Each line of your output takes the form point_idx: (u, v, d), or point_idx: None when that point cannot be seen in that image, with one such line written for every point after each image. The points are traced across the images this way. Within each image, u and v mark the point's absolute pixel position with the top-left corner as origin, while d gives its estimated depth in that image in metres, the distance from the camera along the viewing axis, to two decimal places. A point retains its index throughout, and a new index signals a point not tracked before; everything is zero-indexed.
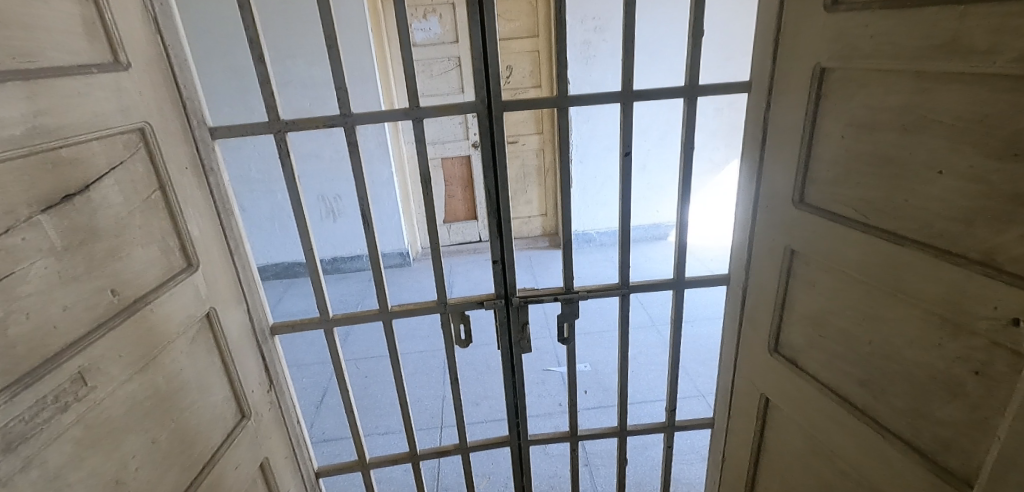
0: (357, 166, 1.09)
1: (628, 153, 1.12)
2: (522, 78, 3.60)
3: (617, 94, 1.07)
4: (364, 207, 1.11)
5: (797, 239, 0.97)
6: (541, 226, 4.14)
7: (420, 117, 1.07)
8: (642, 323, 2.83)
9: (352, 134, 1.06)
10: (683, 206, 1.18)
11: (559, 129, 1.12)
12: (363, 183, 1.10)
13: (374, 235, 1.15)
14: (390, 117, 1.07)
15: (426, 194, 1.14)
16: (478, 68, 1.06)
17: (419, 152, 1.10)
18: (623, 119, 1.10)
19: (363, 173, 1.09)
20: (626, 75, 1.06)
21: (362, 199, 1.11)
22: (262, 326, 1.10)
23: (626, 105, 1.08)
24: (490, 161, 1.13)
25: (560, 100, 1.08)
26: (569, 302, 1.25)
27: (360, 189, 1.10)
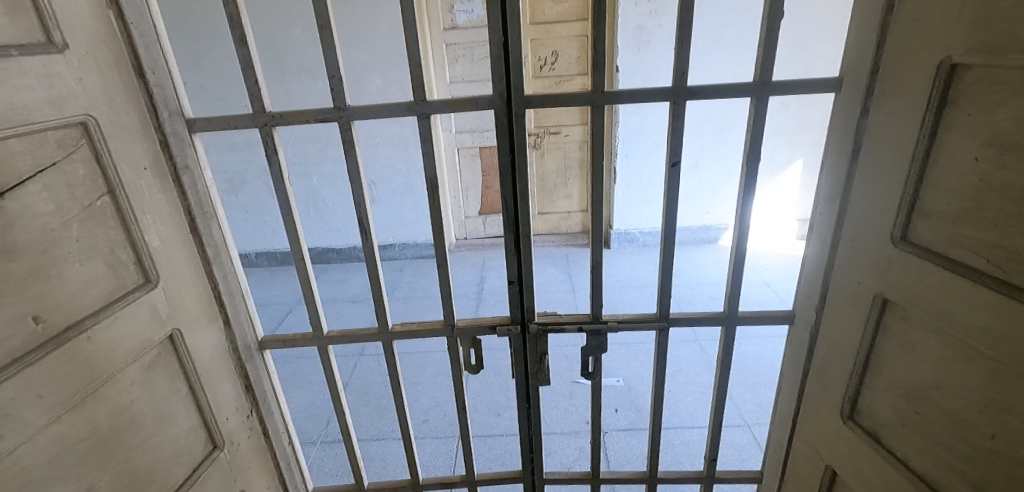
0: (353, 169, 0.93)
1: (676, 164, 0.91)
2: (568, 64, 3.36)
3: (665, 90, 0.86)
4: (361, 215, 0.97)
5: (893, 286, 0.73)
6: (581, 222, 3.92)
7: (427, 112, 0.90)
8: (683, 336, 2.59)
9: (347, 131, 0.91)
10: (742, 228, 0.96)
11: (593, 132, 0.92)
12: (362, 188, 0.95)
13: (373, 248, 0.99)
14: (393, 112, 0.90)
15: (432, 202, 0.98)
16: (496, 55, 0.87)
17: (425, 153, 0.93)
18: (671, 121, 0.89)
19: (361, 176, 0.94)
20: (679, 68, 0.85)
21: (359, 206, 0.96)
22: (247, 343, 0.99)
23: (676, 104, 0.87)
24: (507, 166, 0.95)
25: (595, 97, 0.88)
26: (596, 334, 1.06)
27: (357, 195, 0.95)
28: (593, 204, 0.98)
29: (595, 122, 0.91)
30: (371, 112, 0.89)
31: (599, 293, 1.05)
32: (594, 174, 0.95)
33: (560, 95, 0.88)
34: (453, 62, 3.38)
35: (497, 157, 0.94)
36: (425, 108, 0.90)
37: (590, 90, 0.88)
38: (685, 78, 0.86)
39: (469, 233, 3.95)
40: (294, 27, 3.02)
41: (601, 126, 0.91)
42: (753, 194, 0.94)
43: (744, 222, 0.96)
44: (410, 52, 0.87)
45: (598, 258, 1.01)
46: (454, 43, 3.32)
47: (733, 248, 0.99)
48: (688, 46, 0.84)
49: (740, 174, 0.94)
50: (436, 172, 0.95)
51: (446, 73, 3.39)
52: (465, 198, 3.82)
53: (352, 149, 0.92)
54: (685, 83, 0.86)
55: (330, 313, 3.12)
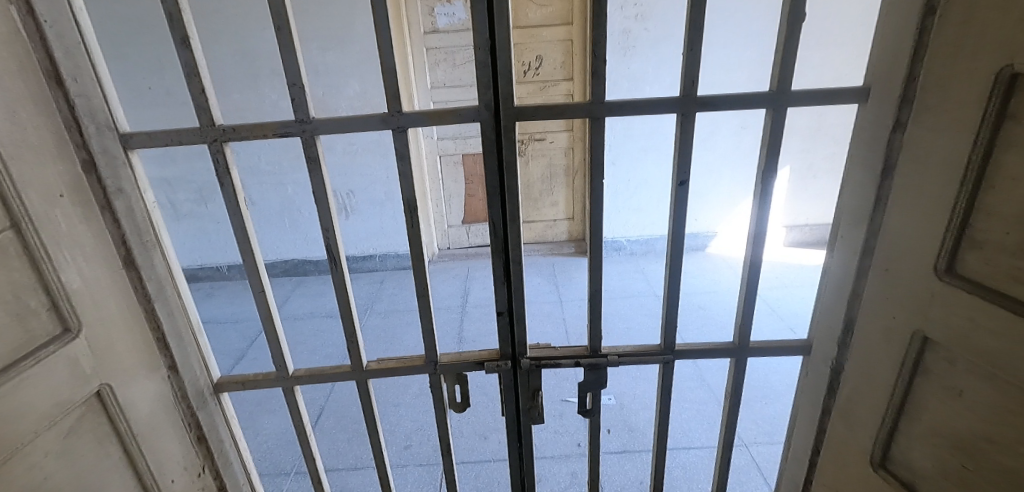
0: (318, 191, 0.82)
1: (684, 182, 0.82)
2: (553, 69, 3.27)
3: (672, 101, 0.77)
4: (329, 241, 0.85)
5: (935, 324, 0.64)
6: (567, 230, 3.83)
7: (403, 125, 0.79)
8: None
9: (311, 147, 0.79)
10: (755, 251, 0.88)
11: (592, 147, 0.82)
12: (331, 211, 0.83)
13: (345, 279, 0.88)
14: (364, 126, 0.79)
15: (412, 227, 0.87)
16: (481, 61, 0.76)
17: (402, 172, 0.82)
18: (678, 135, 0.80)
19: (329, 198, 0.82)
20: (688, 77, 0.76)
21: (326, 231, 0.84)
22: (200, 388, 0.87)
23: (683, 116, 0.78)
24: (495, 186, 0.84)
25: (595, 109, 0.78)
26: (594, 368, 0.96)
27: (324, 219, 0.83)
28: (592, 226, 0.88)
29: (594, 137, 0.81)
30: (340, 126, 0.78)
31: (598, 323, 0.94)
32: (593, 194, 0.85)
33: (555, 106, 0.78)
34: (434, 66, 3.26)
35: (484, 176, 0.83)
36: (401, 121, 0.79)
37: (589, 101, 0.78)
38: (695, 86, 0.76)
39: (452, 242, 3.83)
40: (266, 29, 2.87)
41: (601, 141, 0.81)
42: (767, 214, 0.86)
43: (757, 245, 0.87)
44: (382, 56, 0.76)
45: (596, 285, 0.91)
46: (435, 47, 3.21)
47: (745, 273, 0.91)
48: (698, 52, 0.74)
49: (753, 193, 0.86)
50: (414, 194, 0.84)
51: (427, 78, 3.28)
52: (448, 206, 3.70)
53: (318, 168, 0.80)
54: (695, 93, 0.77)
55: (306, 329, 2.95)
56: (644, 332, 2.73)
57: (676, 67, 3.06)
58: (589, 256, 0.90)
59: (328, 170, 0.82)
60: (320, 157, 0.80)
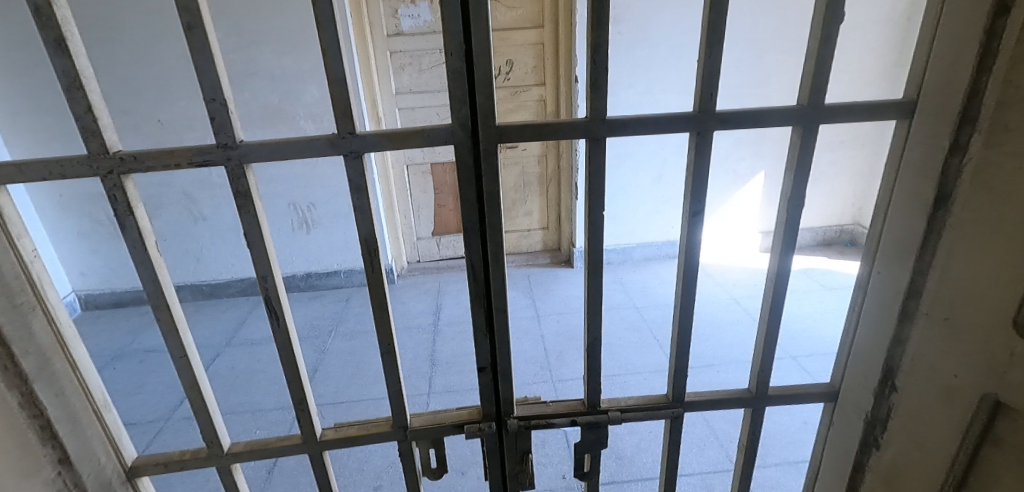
0: (250, 233, 0.64)
1: (696, 213, 0.70)
2: (524, 74, 3.15)
3: (686, 116, 0.64)
4: (268, 292, 0.68)
5: (1011, 388, 0.53)
6: (542, 240, 3.70)
7: (358, 149, 0.63)
8: (659, 367, 2.45)
9: (238, 180, 0.62)
10: (778, 288, 0.76)
11: (590, 173, 0.68)
12: (270, 256, 0.67)
13: (292, 335, 0.72)
14: (308, 151, 0.62)
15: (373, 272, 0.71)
16: (454, 70, 0.62)
17: (359, 206, 0.66)
18: (690, 155, 0.69)
19: (268, 239, 0.66)
20: (707, 88, 0.63)
21: (264, 280, 0.67)
22: (105, 480, 0.71)
23: (699, 135, 0.66)
24: (473, 221, 0.70)
25: (594, 128, 0.65)
26: (593, 427, 0.82)
27: (260, 267, 0.66)
28: (589, 264, 0.75)
29: (592, 159, 0.67)
30: (276, 151, 0.61)
31: (597, 374, 0.81)
32: (592, 228, 0.72)
33: (546, 124, 0.64)
34: (399, 71, 3.08)
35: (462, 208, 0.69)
36: (357, 144, 0.63)
37: (586, 118, 0.64)
38: (713, 99, 0.64)
39: (422, 255, 3.64)
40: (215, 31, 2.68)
41: (601, 164, 0.67)
42: (793, 246, 0.74)
43: (781, 280, 0.76)
44: (328, 63, 0.60)
45: (594, 330, 0.78)
46: (400, 51, 3.04)
47: (763, 310, 0.80)
48: (721, 58, 0.62)
49: (776, 220, 0.75)
50: (375, 233, 0.68)
51: (391, 83, 3.10)
52: (417, 217, 3.51)
53: (251, 204, 0.63)
54: (713, 106, 0.65)
55: (264, 355, 2.69)
56: (626, 347, 2.63)
57: (651, 71, 3.00)
58: (586, 298, 0.77)
59: (263, 206, 0.65)
60: (253, 190, 0.63)
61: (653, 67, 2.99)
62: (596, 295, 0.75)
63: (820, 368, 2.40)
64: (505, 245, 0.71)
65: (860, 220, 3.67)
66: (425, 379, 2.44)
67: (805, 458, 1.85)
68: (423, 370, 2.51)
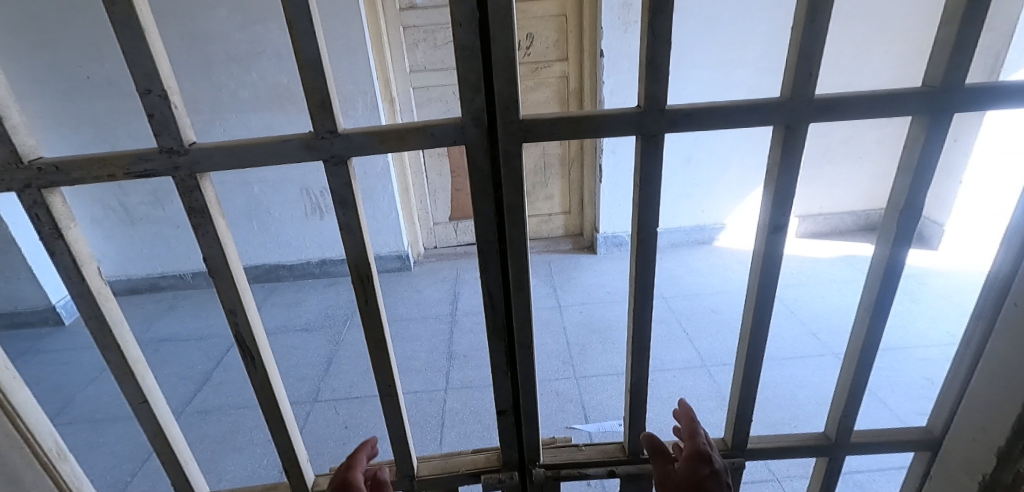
0: (210, 258, 0.53)
1: (780, 228, 0.56)
2: (545, 48, 2.94)
3: (771, 104, 0.50)
4: (239, 328, 0.57)
5: None
6: (563, 225, 3.54)
7: (341, 154, 0.52)
8: (689, 363, 2.31)
9: (191, 194, 0.50)
10: (883, 298, 0.61)
11: (643, 177, 0.55)
12: (239, 283, 0.55)
13: (274, 373, 0.61)
14: (280, 158, 0.51)
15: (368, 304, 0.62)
16: (465, 45, 0.48)
17: (347, 223, 0.56)
18: (771, 152, 0.55)
19: (235, 265, 0.54)
20: (803, 66, 0.48)
21: (232, 315, 0.56)
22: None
23: (788, 129, 0.51)
24: (493, 239, 0.57)
25: (646, 122, 0.52)
26: (636, 479, 0.70)
27: (228, 300, 0.55)
28: (636, 284, 0.62)
29: (644, 164, 0.55)
30: (242, 158, 0.49)
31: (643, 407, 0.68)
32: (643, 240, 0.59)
33: (584, 117, 0.51)
34: (413, 47, 2.92)
35: (480, 218, 0.56)
36: (341, 148, 0.51)
37: (637, 109, 0.52)
38: (811, 81, 0.49)
39: (439, 241, 3.52)
40: (218, 7, 2.53)
41: (657, 169, 0.55)
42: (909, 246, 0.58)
43: (889, 286, 0.60)
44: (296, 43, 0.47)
45: (640, 364, 0.66)
46: (413, 26, 2.86)
47: (856, 324, 0.66)
48: (825, 27, 0.46)
49: (887, 214, 0.59)
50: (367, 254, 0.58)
51: (405, 61, 2.93)
52: (434, 202, 3.39)
53: (211, 223, 0.51)
54: (811, 91, 0.49)
55: (278, 347, 2.62)
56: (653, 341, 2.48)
57: (682, 43, 2.77)
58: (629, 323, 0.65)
59: (225, 228, 0.53)
60: (213, 205, 0.51)
61: (685, 39, 2.76)
62: (642, 322, 0.63)
63: None
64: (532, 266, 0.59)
65: None
66: (442, 374, 2.34)
67: (854, 468, 1.69)
68: (440, 364, 2.41)
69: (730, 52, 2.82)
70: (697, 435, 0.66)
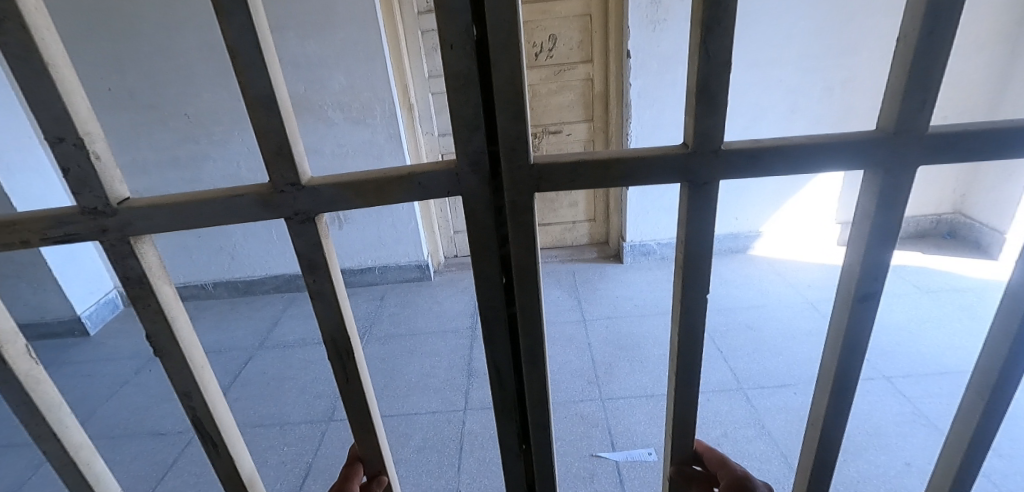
0: (153, 326, 0.61)
1: (870, 296, 0.63)
2: (568, 51, 2.82)
3: (877, 138, 0.54)
4: (194, 410, 0.66)
5: None
6: (588, 233, 3.41)
7: (305, 211, 0.56)
8: (724, 385, 2.15)
9: (124, 260, 0.57)
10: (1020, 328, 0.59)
11: (702, 221, 0.57)
12: (193, 365, 0.65)
13: (235, 449, 0.70)
14: (241, 214, 0.55)
15: (347, 380, 0.68)
16: (460, 74, 0.47)
17: (318, 289, 0.61)
18: (859, 202, 0.60)
19: (183, 340, 0.63)
20: (911, 100, 0.51)
21: (187, 397, 0.66)
22: None
23: (888, 173, 0.55)
24: (496, 276, 0.59)
25: (691, 166, 0.54)
26: None
27: (182, 385, 0.65)
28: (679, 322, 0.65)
29: (695, 211, 0.57)
30: (175, 224, 0.56)
31: (691, 442, 0.76)
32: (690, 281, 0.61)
33: (613, 163, 0.53)
34: (431, 52, 2.83)
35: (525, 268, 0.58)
36: (305, 203, 0.55)
37: (684, 151, 0.53)
38: (921, 117, 0.52)
39: (460, 250, 3.44)
40: None
41: (711, 217, 0.57)
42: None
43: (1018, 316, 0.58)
44: (245, 83, 0.49)
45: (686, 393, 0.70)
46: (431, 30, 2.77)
47: (988, 334, 0.63)
48: (943, 71, 0.50)
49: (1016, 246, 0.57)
50: (344, 324, 0.64)
51: (424, 67, 2.86)
52: (454, 211, 3.30)
53: (153, 296, 0.59)
54: (923, 126, 0.52)
55: (296, 361, 2.57)
56: None
57: None
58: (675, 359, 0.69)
59: (159, 286, 0.60)
60: (148, 271, 0.58)
61: None
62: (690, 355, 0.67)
63: (923, 393, 2.01)
64: (545, 321, 0.61)
65: (961, 208, 3.14)
66: (461, 393, 2.24)
67: None
68: (458, 382, 2.31)
69: (766, 51, 2.65)
70: (731, 467, 0.76)
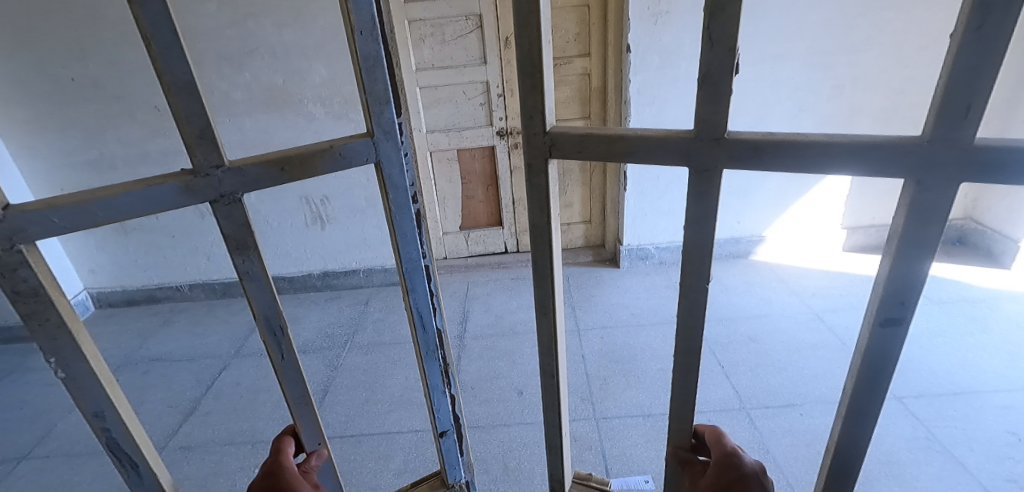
0: (53, 342, 0.58)
1: (897, 321, 0.54)
2: (565, 43, 2.66)
3: (905, 144, 0.45)
4: (108, 431, 0.64)
5: None
6: (583, 235, 3.26)
7: (230, 192, 0.58)
8: (726, 404, 2.03)
9: (14, 271, 0.53)
10: None
11: (700, 209, 0.55)
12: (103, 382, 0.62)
13: (157, 469, 0.69)
14: (159, 202, 0.56)
15: (284, 359, 0.71)
16: (368, 56, 0.58)
17: (248, 269, 0.64)
18: (898, 214, 0.50)
19: (88, 357, 0.60)
20: (950, 104, 0.41)
21: (98, 418, 0.62)
22: None
23: (918, 186, 0.46)
24: (414, 233, 0.72)
25: (695, 153, 0.52)
26: None
27: (91, 406, 0.61)
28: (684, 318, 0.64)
29: (696, 198, 0.55)
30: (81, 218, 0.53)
31: (688, 422, 0.72)
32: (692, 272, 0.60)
33: (616, 139, 0.56)
34: (418, 42, 2.66)
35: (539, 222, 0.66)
36: (231, 184, 0.58)
37: (689, 136, 0.52)
38: (966, 126, 0.41)
39: (449, 252, 3.28)
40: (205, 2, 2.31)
41: (711, 205, 0.55)
42: None
43: None
44: (161, 70, 0.50)
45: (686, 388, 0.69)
46: (418, 19, 2.60)
47: None
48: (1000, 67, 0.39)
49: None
50: (275, 301, 0.67)
51: (411, 59, 2.68)
52: (443, 210, 3.13)
53: (51, 310, 0.56)
54: (970, 136, 0.42)
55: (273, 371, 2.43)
56: None
57: None
58: (676, 346, 0.66)
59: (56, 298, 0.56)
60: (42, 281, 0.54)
61: None
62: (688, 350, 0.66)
63: (935, 416, 1.90)
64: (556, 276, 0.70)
65: (972, 213, 3.02)
66: None
67: None
68: None
69: (774, 46, 2.50)
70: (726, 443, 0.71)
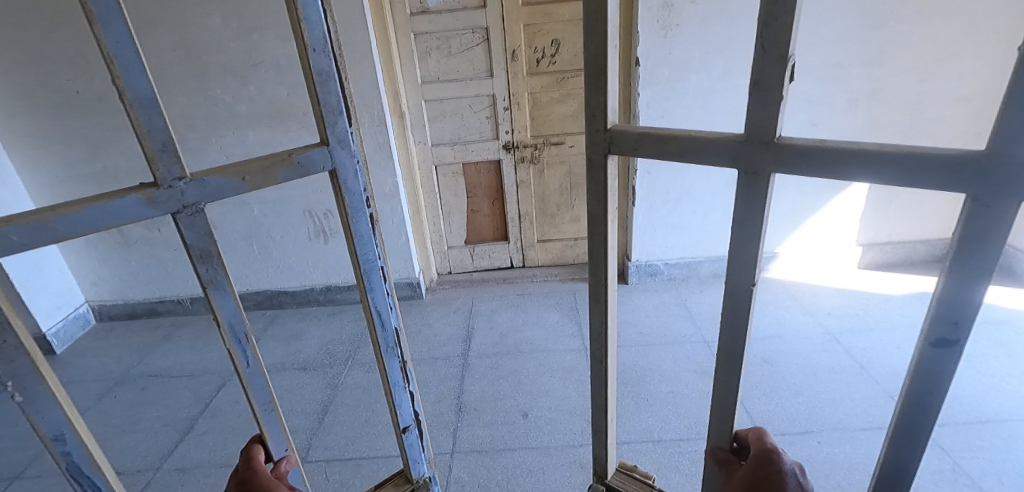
0: (10, 365, 0.54)
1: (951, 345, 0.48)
2: (572, 56, 2.62)
3: (959, 158, 0.41)
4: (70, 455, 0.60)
5: None
6: None
7: (193, 203, 0.59)
8: None
9: None
10: None
11: (750, 209, 0.57)
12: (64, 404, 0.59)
13: None
14: (121, 216, 0.55)
15: (250, 368, 0.71)
16: (321, 71, 0.62)
17: (211, 279, 0.64)
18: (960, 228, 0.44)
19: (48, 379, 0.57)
20: (1013, 115, 0.38)
21: (59, 441, 0.59)
22: None
23: (976, 202, 0.42)
24: (371, 238, 0.74)
25: (743, 155, 0.54)
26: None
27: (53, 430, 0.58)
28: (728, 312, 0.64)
29: (743, 197, 0.57)
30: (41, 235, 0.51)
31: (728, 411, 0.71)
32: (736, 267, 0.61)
33: (670, 139, 0.59)
34: (424, 56, 2.63)
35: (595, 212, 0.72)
36: (193, 197, 0.58)
37: (738, 139, 0.53)
38: None
39: (454, 266, 3.22)
40: (211, 15, 2.30)
41: (758, 204, 0.56)
42: None
43: None
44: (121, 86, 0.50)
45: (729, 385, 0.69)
46: (424, 32, 2.57)
47: None
48: None
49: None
50: (239, 310, 0.67)
51: (417, 72, 2.65)
52: (448, 225, 3.09)
53: (8, 332, 0.53)
54: None
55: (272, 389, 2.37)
56: (697, 398, 2.10)
57: (733, 48, 2.40)
58: (722, 339, 0.67)
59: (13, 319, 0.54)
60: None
61: (738, 41, 2.38)
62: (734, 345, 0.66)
63: (961, 446, 1.81)
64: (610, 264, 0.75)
65: None
66: (449, 432, 2.03)
67: None
68: (446, 419, 2.11)
69: None
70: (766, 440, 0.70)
